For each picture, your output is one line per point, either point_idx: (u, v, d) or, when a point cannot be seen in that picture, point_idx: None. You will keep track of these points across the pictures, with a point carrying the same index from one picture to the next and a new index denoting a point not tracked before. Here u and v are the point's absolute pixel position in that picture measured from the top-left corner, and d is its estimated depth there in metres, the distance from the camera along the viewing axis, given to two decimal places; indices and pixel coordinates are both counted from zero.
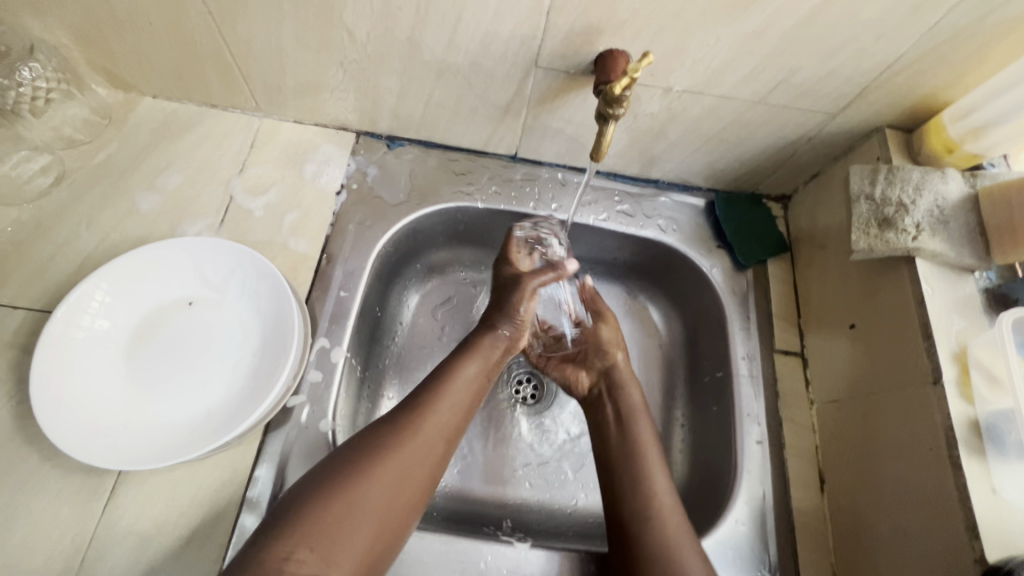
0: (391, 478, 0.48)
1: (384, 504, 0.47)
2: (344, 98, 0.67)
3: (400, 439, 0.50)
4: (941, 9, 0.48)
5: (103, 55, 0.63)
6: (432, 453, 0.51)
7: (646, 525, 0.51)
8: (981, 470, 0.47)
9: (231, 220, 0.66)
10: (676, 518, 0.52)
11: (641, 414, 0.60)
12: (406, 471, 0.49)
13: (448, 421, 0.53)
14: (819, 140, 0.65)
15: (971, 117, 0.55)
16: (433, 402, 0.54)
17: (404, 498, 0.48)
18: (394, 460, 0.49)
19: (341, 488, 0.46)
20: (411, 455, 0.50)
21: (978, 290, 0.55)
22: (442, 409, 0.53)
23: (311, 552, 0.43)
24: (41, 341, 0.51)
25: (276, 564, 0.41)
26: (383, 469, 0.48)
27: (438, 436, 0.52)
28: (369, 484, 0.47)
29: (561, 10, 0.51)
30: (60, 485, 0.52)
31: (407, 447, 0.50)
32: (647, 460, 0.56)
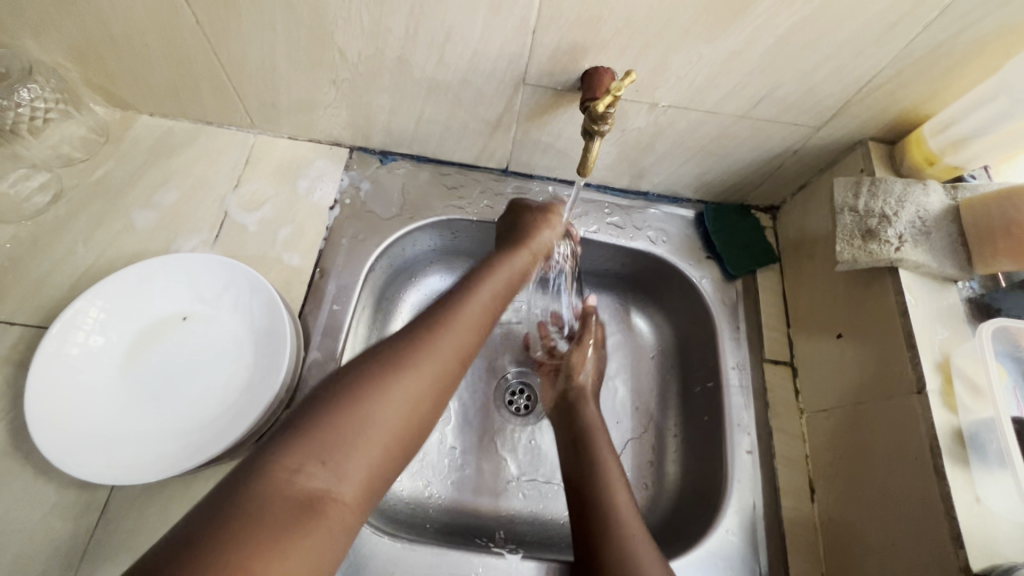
0: (404, 393, 0.42)
1: (398, 422, 0.41)
2: (337, 114, 0.68)
3: (416, 352, 0.45)
4: (917, 26, 0.49)
5: (100, 75, 0.64)
6: (448, 369, 0.46)
7: (610, 518, 0.52)
8: (964, 479, 0.48)
9: (225, 235, 0.67)
10: (634, 520, 0.52)
11: (597, 424, 0.65)
12: (423, 385, 0.44)
13: (463, 339, 0.48)
14: (804, 152, 0.67)
15: (950, 130, 0.56)
16: (447, 318, 0.48)
17: (416, 418, 0.43)
18: (410, 373, 0.43)
19: (352, 401, 0.40)
20: (428, 368, 0.44)
21: (961, 300, 0.56)
22: (459, 325, 0.48)
23: (319, 468, 0.37)
24: (36, 357, 0.51)
25: (279, 480, 0.36)
26: (397, 383, 0.42)
27: (456, 351, 0.47)
28: (384, 400, 0.41)
29: (547, 30, 0.52)
30: (54, 500, 0.52)
31: (423, 359, 0.45)
32: (604, 462, 0.58)
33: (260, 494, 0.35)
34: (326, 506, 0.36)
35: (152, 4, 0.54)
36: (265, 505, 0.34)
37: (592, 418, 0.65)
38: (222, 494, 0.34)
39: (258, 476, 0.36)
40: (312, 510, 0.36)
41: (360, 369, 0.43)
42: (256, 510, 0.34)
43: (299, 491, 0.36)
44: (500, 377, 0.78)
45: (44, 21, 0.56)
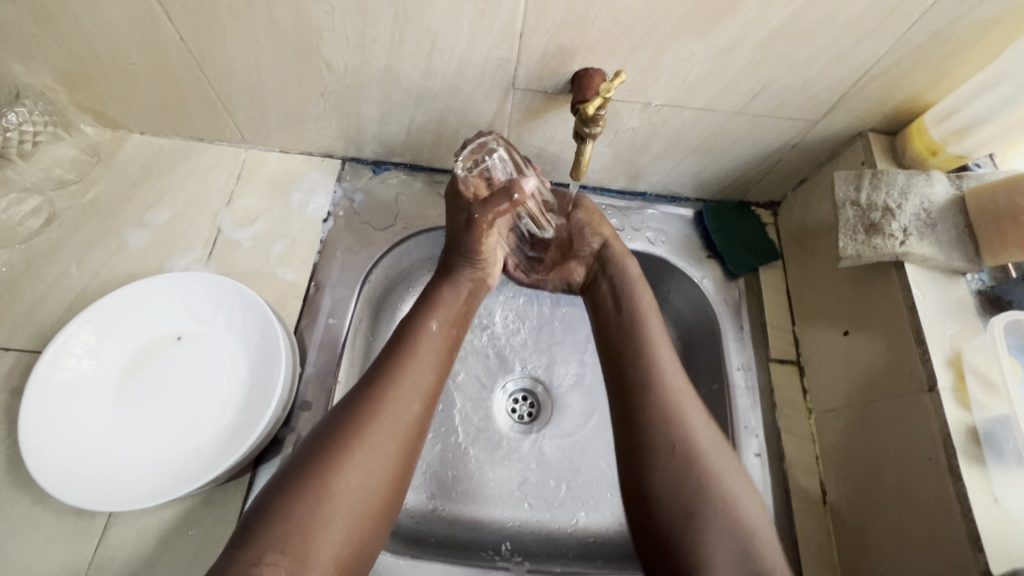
0: (362, 467, 0.45)
1: (360, 492, 0.45)
2: (327, 127, 0.67)
3: (367, 422, 0.47)
4: (913, 14, 0.47)
5: (89, 96, 0.64)
6: (404, 428, 0.49)
7: (674, 443, 0.49)
8: (982, 480, 0.46)
9: (218, 251, 0.66)
10: (711, 441, 0.50)
11: (647, 297, 0.59)
12: (377, 453, 0.46)
13: (418, 392, 0.51)
14: (802, 146, 0.65)
15: (952, 119, 0.55)
16: (396, 374, 0.51)
17: (378, 487, 0.46)
18: (365, 442, 0.46)
19: (311, 483, 0.43)
20: (383, 435, 0.47)
21: (971, 293, 0.55)
22: (406, 382, 0.51)
23: (283, 556, 0.40)
24: (28, 384, 0.51)
25: (246, 574, 0.39)
26: (352, 460, 0.45)
27: (409, 409, 0.50)
28: (343, 473, 0.44)
29: (534, 33, 0.51)
30: (52, 527, 0.51)
31: (375, 427, 0.47)
32: (666, 381, 0.52)
33: None
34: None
35: (135, 23, 0.53)
36: None
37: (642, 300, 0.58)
38: None
39: (226, 570, 0.40)
40: None
41: (314, 453, 0.45)
42: None
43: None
44: (500, 384, 0.77)
45: (29, 45, 0.56)
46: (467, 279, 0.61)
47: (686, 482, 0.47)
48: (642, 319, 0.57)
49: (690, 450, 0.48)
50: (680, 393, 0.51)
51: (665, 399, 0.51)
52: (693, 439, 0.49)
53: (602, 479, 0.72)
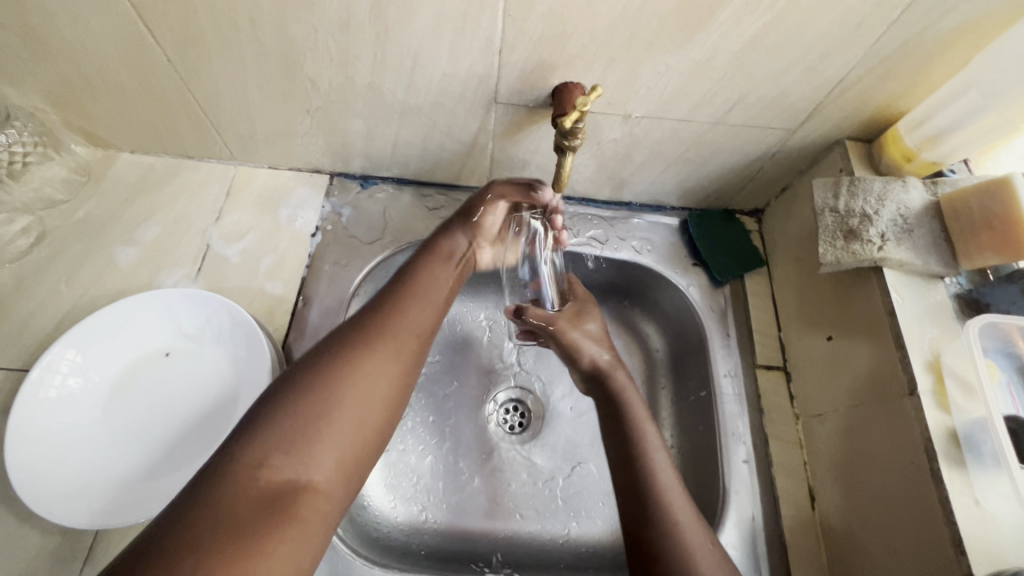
0: (367, 381, 0.45)
1: (363, 403, 0.44)
2: (314, 142, 0.68)
3: (373, 339, 0.47)
4: (881, 26, 0.49)
5: (79, 116, 0.65)
6: (406, 353, 0.49)
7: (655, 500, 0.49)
8: (963, 483, 0.47)
9: (207, 267, 0.67)
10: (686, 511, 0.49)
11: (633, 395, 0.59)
12: (380, 372, 0.46)
13: (419, 329, 0.51)
14: (782, 155, 0.66)
15: (925, 126, 0.56)
16: (399, 307, 0.51)
17: (380, 405, 0.45)
18: (368, 360, 0.46)
19: (315, 388, 0.43)
20: (386, 353, 0.47)
21: (949, 296, 0.55)
22: (409, 313, 0.51)
23: (288, 456, 0.39)
24: (15, 403, 0.51)
25: (246, 473, 0.38)
26: (354, 375, 0.44)
27: (411, 336, 0.49)
28: (347, 383, 0.44)
29: (513, 48, 0.52)
30: (38, 547, 0.51)
31: (379, 347, 0.47)
32: (649, 446, 0.53)
33: (230, 487, 0.37)
34: (305, 491, 0.39)
35: (123, 45, 0.54)
36: (237, 495, 0.36)
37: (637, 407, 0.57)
38: (198, 487, 0.37)
39: (225, 468, 0.38)
40: (287, 495, 0.38)
41: (321, 360, 0.45)
42: (228, 501, 0.36)
43: (268, 483, 0.38)
44: (491, 394, 0.77)
45: (19, 68, 0.57)
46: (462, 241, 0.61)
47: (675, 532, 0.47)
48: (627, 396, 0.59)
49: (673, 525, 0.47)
50: (655, 453, 0.53)
51: (649, 465, 0.52)
52: (672, 510, 0.48)
53: (593, 489, 0.72)
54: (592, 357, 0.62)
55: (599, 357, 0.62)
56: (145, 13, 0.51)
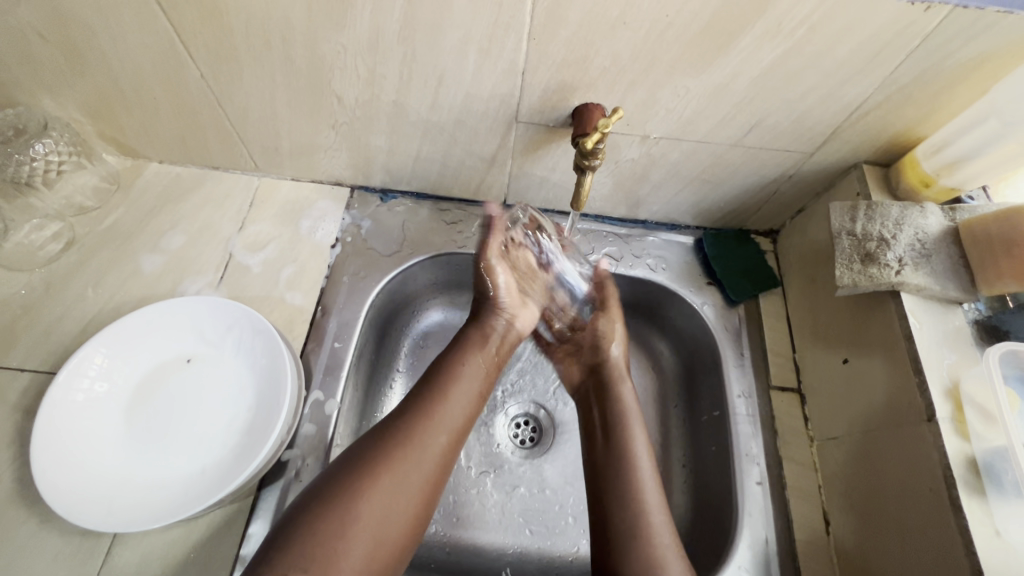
0: (391, 489, 0.47)
1: (377, 521, 0.46)
2: (337, 156, 0.70)
3: (405, 445, 0.49)
4: (900, 54, 0.49)
5: (112, 127, 0.67)
6: (436, 456, 0.51)
7: (633, 520, 0.53)
8: (983, 512, 0.46)
9: (229, 276, 0.68)
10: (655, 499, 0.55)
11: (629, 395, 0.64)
12: (407, 476, 0.48)
13: (451, 426, 0.53)
14: (798, 177, 0.67)
15: (944, 153, 0.56)
16: (433, 404, 0.53)
17: (400, 520, 0.47)
18: (395, 466, 0.48)
19: (343, 497, 0.45)
20: (414, 458, 0.49)
21: (968, 322, 0.55)
22: (444, 411, 0.53)
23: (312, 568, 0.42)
24: (43, 405, 0.52)
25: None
26: (382, 483, 0.47)
27: (441, 439, 0.52)
28: (373, 494, 0.46)
29: (536, 70, 0.54)
30: (57, 548, 0.52)
31: (409, 451, 0.49)
32: (643, 492, 0.55)
33: None
34: None
35: (159, 61, 0.57)
36: None
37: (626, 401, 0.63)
38: None
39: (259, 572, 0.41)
40: None
41: (351, 472, 0.47)
42: None
43: None
44: (504, 409, 0.77)
45: (60, 81, 0.60)
46: (492, 327, 0.64)
47: (633, 550, 0.51)
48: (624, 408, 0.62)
49: (652, 558, 0.50)
50: (651, 503, 0.54)
51: (642, 518, 0.53)
52: (656, 551, 0.51)
53: None
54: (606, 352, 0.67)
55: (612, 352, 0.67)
56: (182, 31, 0.53)
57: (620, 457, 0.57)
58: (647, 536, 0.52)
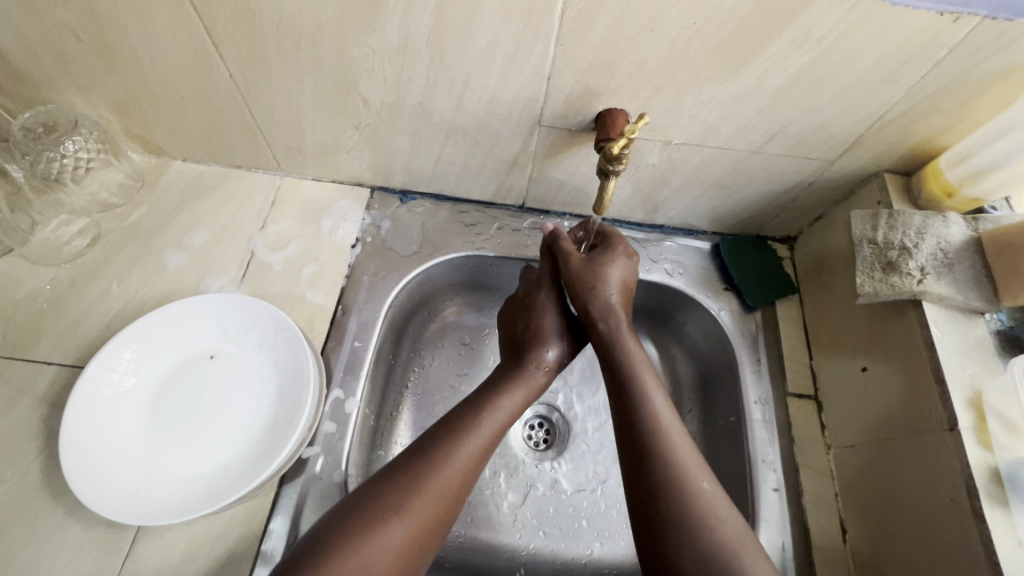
0: (398, 536, 0.45)
1: (407, 538, 0.46)
2: (359, 157, 0.70)
3: (412, 491, 0.47)
4: (927, 64, 0.49)
5: (139, 126, 0.68)
6: (443, 502, 0.49)
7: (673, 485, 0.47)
8: (1005, 522, 0.46)
9: (251, 273, 0.69)
10: (693, 463, 0.49)
11: (631, 344, 0.59)
12: (415, 522, 0.46)
13: (464, 468, 0.51)
14: (818, 185, 0.67)
15: (967, 163, 0.56)
16: (447, 446, 0.51)
17: (407, 562, 0.45)
18: (403, 513, 0.46)
19: (346, 542, 0.44)
20: (422, 504, 0.47)
21: (990, 333, 0.55)
22: (456, 455, 0.51)
23: None
24: (73, 398, 0.53)
25: None
26: (387, 529, 0.45)
27: (452, 484, 0.49)
28: (377, 540, 0.44)
29: (561, 75, 0.54)
30: (82, 539, 0.53)
31: (418, 496, 0.47)
32: (662, 423, 0.52)
33: None
34: None
35: (190, 62, 0.57)
36: None
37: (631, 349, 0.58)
38: None
39: None
40: None
41: (360, 515, 0.45)
42: None
43: None
44: None
45: (91, 80, 0.61)
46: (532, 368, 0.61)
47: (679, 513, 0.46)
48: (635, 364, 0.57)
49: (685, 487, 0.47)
50: (673, 434, 0.51)
51: (665, 447, 0.50)
52: (690, 482, 0.48)
53: (617, 510, 0.71)
54: (604, 293, 0.61)
55: (610, 296, 0.61)
56: (215, 32, 0.54)
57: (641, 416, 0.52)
58: (674, 464, 0.49)
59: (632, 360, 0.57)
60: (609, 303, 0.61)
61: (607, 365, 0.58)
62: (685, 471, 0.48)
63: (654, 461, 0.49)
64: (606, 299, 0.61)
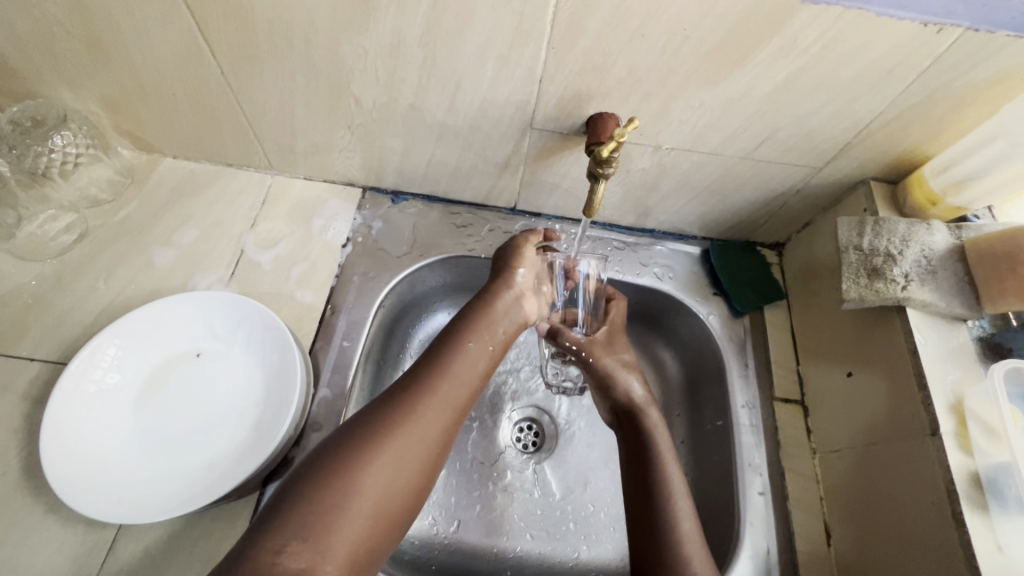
0: (391, 464, 0.46)
1: (385, 491, 0.45)
2: (351, 157, 0.70)
3: (401, 419, 0.49)
4: (911, 74, 0.50)
5: (129, 121, 0.67)
6: (434, 433, 0.50)
7: (679, 560, 0.50)
8: (985, 527, 0.47)
9: (240, 272, 0.69)
10: (699, 554, 0.51)
11: (653, 414, 0.61)
12: (406, 451, 0.47)
13: (451, 401, 0.52)
14: (806, 192, 0.68)
15: (950, 171, 0.57)
16: (434, 379, 0.52)
17: (402, 489, 0.46)
18: (394, 440, 0.47)
19: (339, 471, 0.44)
20: (414, 432, 0.48)
21: (972, 339, 0.56)
22: (442, 390, 0.52)
23: (307, 543, 0.40)
24: (55, 394, 0.53)
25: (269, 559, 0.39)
26: (379, 456, 0.46)
27: (440, 416, 0.50)
28: (371, 467, 0.45)
29: (553, 78, 0.55)
30: (62, 538, 0.52)
31: (409, 425, 0.48)
32: (673, 494, 0.54)
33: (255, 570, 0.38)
34: None
35: (181, 58, 0.57)
36: None
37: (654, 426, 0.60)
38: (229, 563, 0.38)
39: (242, 555, 0.39)
40: None
41: (348, 444, 0.46)
42: None
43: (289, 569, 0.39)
44: (507, 412, 0.78)
45: (80, 74, 0.60)
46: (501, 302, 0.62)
47: None
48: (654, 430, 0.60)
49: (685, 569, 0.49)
50: (680, 504, 0.53)
51: (674, 528, 0.52)
52: (689, 561, 0.49)
53: (604, 513, 0.71)
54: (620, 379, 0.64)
55: (635, 392, 0.63)
56: (207, 28, 0.53)
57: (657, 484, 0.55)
58: (679, 546, 0.50)
59: (654, 430, 0.60)
60: (632, 398, 0.63)
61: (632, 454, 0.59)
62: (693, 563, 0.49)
63: (660, 526, 0.52)
64: (631, 394, 0.63)
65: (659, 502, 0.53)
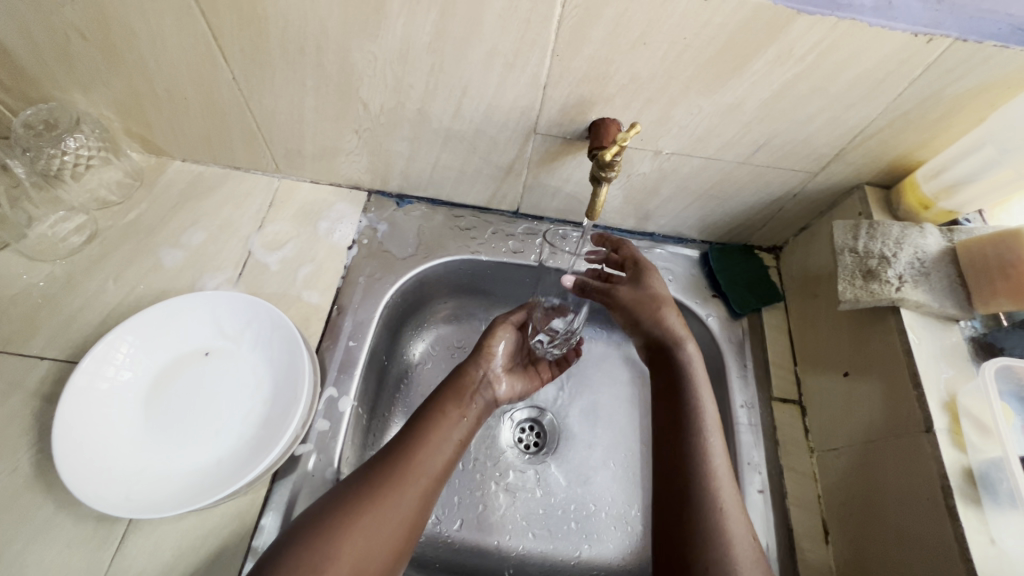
0: (367, 536, 0.48)
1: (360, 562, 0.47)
2: (358, 160, 0.72)
3: (381, 489, 0.51)
4: (903, 82, 0.52)
5: (139, 125, 0.69)
6: (411, 504, 0.51)
7: (705, 491, 0.51)
8: (979, 520, 0.48)
9: (248, 273, 0.70)
10: (729, 491, 0.52)
11: (691, 347, 0.59)
12: (381, 522, 0.49)
13: (429, 470, 0.54)
14: (803, 196, 0.69)
15: (942, 176, 0.59)
16: (414, 447, 0.55)
17: (378, 560, 0.48)
18: (371, 511, 0.49)
19: (318, 542, 0.46)
20: (390, 503, 0.50)
21: (964, 339, 0.58)
22: (422, 459, 0.54)
23: None
24: (68, 390, 0.53)
25: None
26: (357, 527, 0.48)
27: (418, 487, 0.52)
28: (348, 539, 0.47)
29: (557, 85, 0.56)
30: (72, 533, 0.53)
31: (387, 496, 0.50)
32: (705, 426, 0.55)
33: None
34: None
35: (193, 63, 0.59)
36: None
37: (688, 360, 0.59)
38: None
39: None
40: None
41: (329, 514, 0.48)
42: None
43: None
44: (510, 413, 0.79)
45: (93, 78, 0.61)
46: (470, 376, 0.64)
47: (708, 519, 0.49)
48: (690, 363, 0.59)
49: (711, 500, 0.50)
50: (711, 435, 0.54)
51: (705, 459, 0.53)
52: (717, 492, 0.51)
53: (605, 512, 0.72)
54: (657, 316, 0.61)
55: (669, 324, 0.60)
56: (221, 34, 0.55)
57: (689, 418, 0.55)
58: (707, 476, 0.52)
59: (688, 362, 0.59)
60: (669, 329, 0.60)
61: (667, 389, 0.58)
62: (718, 492, 0.51)
63: (690, 460, 0.53)
64: (666, 325, 0.60)
65: (688, 442, 0.54)
